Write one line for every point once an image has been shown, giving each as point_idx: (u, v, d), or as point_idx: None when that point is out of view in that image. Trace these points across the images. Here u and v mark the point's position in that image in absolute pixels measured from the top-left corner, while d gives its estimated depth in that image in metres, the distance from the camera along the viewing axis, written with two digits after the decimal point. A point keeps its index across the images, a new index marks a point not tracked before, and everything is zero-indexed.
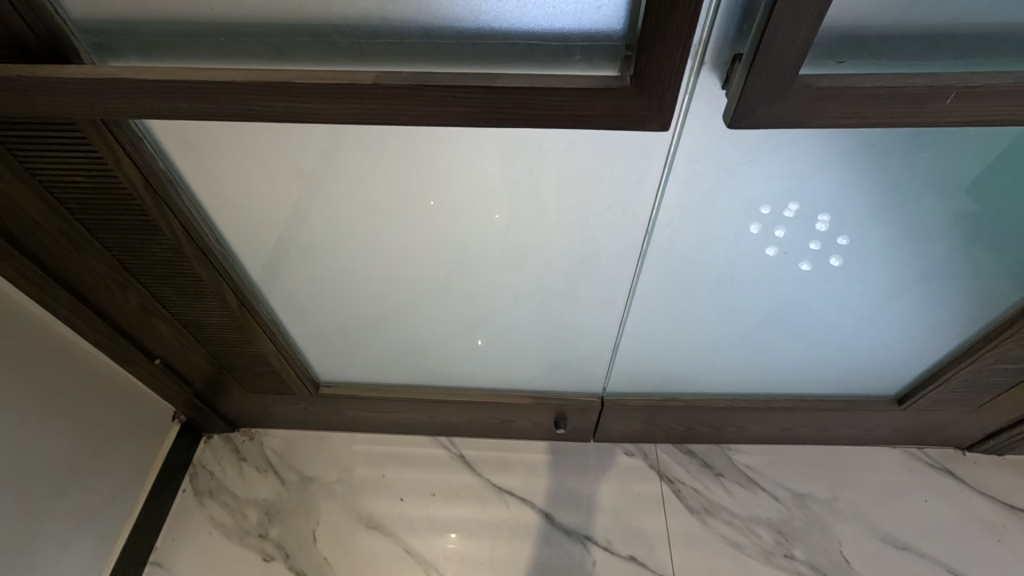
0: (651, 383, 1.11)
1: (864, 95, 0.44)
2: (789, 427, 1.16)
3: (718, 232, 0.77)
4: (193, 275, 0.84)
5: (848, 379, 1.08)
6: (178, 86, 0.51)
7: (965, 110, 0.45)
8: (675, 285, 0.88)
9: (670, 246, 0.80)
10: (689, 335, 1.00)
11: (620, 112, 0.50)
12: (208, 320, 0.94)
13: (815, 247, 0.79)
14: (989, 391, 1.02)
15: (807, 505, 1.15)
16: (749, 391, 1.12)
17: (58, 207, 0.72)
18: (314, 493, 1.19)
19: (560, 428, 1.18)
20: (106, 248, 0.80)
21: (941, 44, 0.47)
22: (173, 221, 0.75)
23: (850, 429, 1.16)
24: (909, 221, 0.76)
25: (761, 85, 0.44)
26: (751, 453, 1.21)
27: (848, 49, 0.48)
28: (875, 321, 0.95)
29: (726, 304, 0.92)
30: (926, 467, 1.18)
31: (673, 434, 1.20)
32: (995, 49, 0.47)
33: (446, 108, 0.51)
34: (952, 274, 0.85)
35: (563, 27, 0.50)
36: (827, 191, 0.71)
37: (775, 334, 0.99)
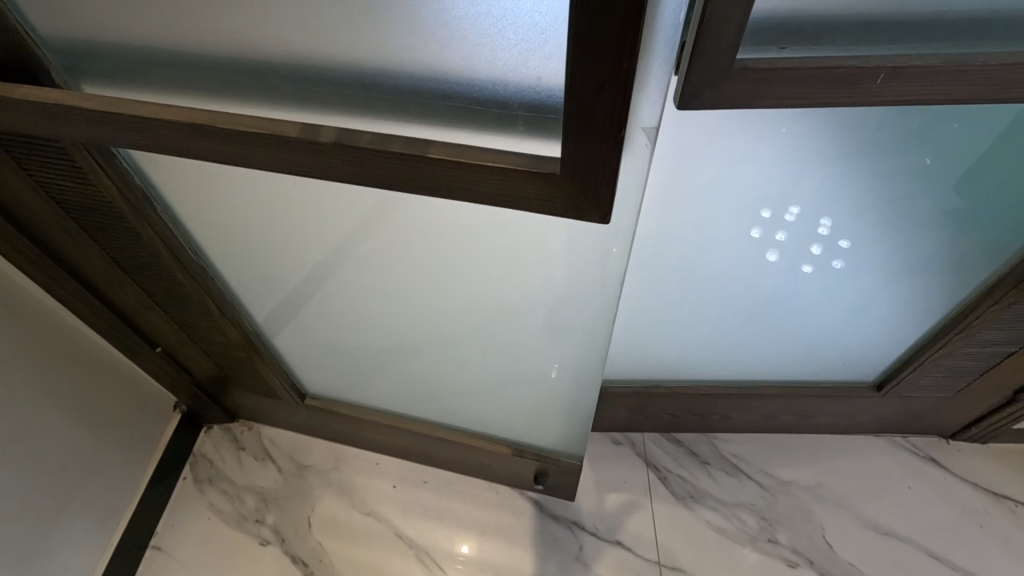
0: (633, 370, 1.13)
1: (800, 78, 0.48)
2: (774, 415, 1.18)
3: (718, 231, 0.83)
4: (178, 283, 0.89)
5: (827, 366, 1.10)
6: (141, 118, 0.55)
7: (895, 90, 0.49)
8: (671, 282, 0.93)
9: (671, 244, 0.86)
10: (685, 331, 1.04)
11: (555, 198, 0.49)
12: (196, 320, 0.97)
13: (817, 250, 0.86)
14: (965, 376, 1.04)
15: (791, 491, 1.17)
16: (732, 378, 1.14)
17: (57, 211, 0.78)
18: (309, 481, 1.22)
19: (540, 483, 1.12)
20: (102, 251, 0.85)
21: (873, 33, 0.51)
22: (150, 229, 0.79)
23: (833, 416, 1.18)
24: (893, 221, 0.81)
25: (703, 68, 0.48)
26: (737, 442, 1.23)
27: (789, 37, 0.51)
28: (860, 316, 0.99)
29: (723, 304, 0.97)
30: (910, 456, 1.20)
31: (659, 423, 1.22)
32: (923, 36, 0.51)
33: (367, 169, 0.52)
34: (930, 270, 0.89)
35: (502, 94, 0.50)
36: (813, 187, 0.76)
37: (767, 330, 1.03)
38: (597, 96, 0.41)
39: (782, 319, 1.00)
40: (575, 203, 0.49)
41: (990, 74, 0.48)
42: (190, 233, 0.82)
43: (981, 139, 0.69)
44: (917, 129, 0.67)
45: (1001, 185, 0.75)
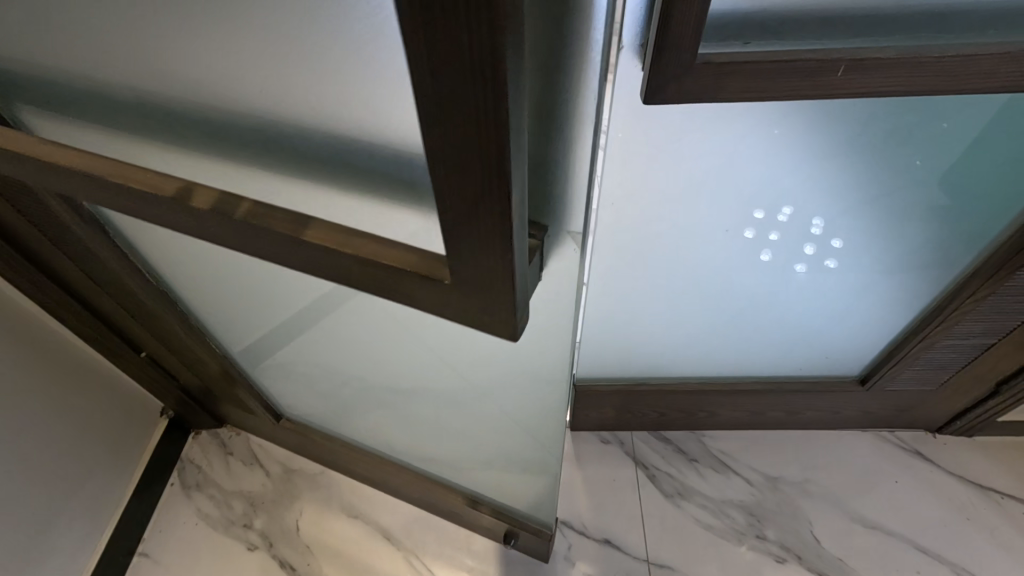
0: (619, 369, 1.13)
1: (761, 72, 0.53)
2: (760, 411, 1.19)
3: (706, 230, 0.84)
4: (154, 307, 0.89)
5: (811, 361, 1.11)
6: (67, 170, 0.53)
7: (857, 82, 0.54)
8: (661, 284, 0.94)
9: (665, 245, 0.86)
10: (673, 331, 1.04)
11: (450, 305, 0.46)
12: (171, 334, 0.97)
13: (809, 250, 0.87)
14: (947, 369, 1.04)
15: (778, 488, 1.17)
16: (718, 374, 1.14)
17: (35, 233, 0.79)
18: (297, 484, 1.22)
19: (511, 543, 1.06)
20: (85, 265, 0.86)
21: (830, 26, 0.55)
22: (114, 251, 0.79)
23: (819, 411, 1.18)
24: (883, 218, 0.83)
25: (668, 64, 0.52)
26: (724, 439, 1.24)
27: (752, 31, 0.55)
28: (849, 314, 1.01)
29: (720, 302, 0.98)
30: (897, 450, 1.20)
31: (647, 421, 1.22)
32: (876, 27, 0.55)
33: (256, 245, 0.50)
34: (911, 266, 0.91)
35: (401, 164, 0.45)
36: (799, 188, 0.77)
37: (753, 327, 1.03)
38: (474, 209, 0.36)
39: (771, 317, 1.01)
40: (472, 311, 0.45)
41: (945, 65, 0.53)
42: (155, 259, 0.82)
43: (956, 133, 0.71)
44: (894, 121, 0.69)
45: (976, 180, 0.77)
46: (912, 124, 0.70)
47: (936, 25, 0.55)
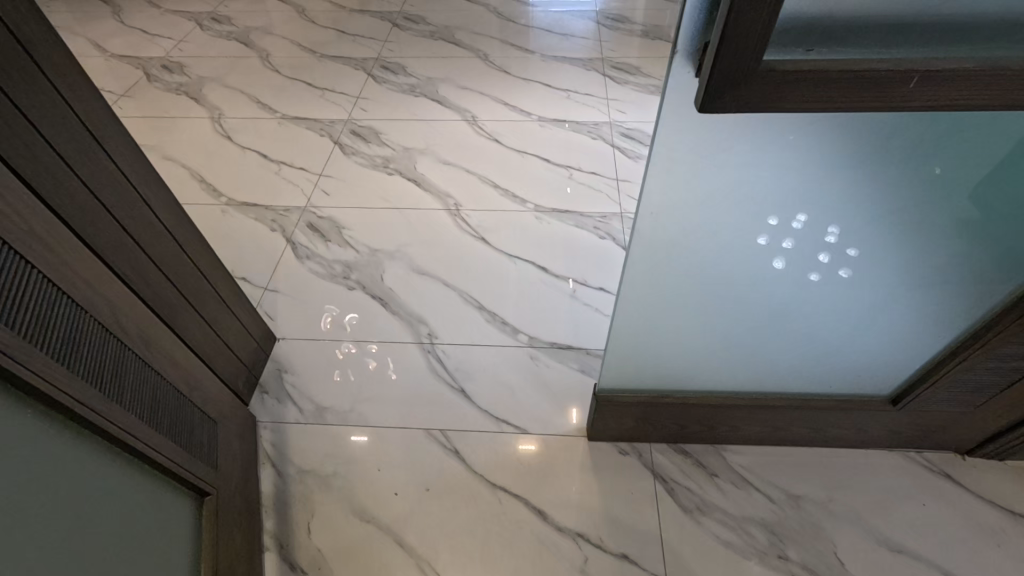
0: (643, 382, 1.10)
1: (826, 79, 0.55)
2: (784, 428, 1.15)
3: (727, 240, 0.80)
4: (162, 384, 0.90)
5: (839, 376, 1.07)
6: None
7: (924, 94, 0.56)
8: (678, 294, 0.91)
9: (685, 253, 0.83)
10: (693, 342, 1.01)
11: None
12: (180, 361, 0.97)
13: (823, 259, 0.83)
14: (985, 392, 1.01)
15: (802, 506, 1.14)
16: (743, 388, 1.11)
17: (82, 282, 0.76)
18: (311, 485, 1.20)
19: None
20: (129, 315, 0.85)
21: (897, 33, 0.54)
22: (92, 323, 0.76)
23: (846, 431, 1.15)
24: (917, 233, 0.81)
25: (726, 69, 0.54)
26: (745, 453, 1.21)
27: (816, 39, 0.54)
28: (874, 328, 0.98)
29: (741, 316, 0.95)
30: (923, 470, 1.17)
31: (667, 434, 1.19)
32: (943, 38, 0.54)
33: None
34: (939, 287, 0.89)
35: None
36: (834, 207, 0.75)
37: (770, 340, 1.00)
38: None
39: (793, 328, 0.98)
40: None
41: (1006, 77, 0.54)
42: (105, 358, 0.77)
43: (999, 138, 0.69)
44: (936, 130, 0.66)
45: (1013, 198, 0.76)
46: (955, 133, 0.67)
47: (1011, 35, 0.53)
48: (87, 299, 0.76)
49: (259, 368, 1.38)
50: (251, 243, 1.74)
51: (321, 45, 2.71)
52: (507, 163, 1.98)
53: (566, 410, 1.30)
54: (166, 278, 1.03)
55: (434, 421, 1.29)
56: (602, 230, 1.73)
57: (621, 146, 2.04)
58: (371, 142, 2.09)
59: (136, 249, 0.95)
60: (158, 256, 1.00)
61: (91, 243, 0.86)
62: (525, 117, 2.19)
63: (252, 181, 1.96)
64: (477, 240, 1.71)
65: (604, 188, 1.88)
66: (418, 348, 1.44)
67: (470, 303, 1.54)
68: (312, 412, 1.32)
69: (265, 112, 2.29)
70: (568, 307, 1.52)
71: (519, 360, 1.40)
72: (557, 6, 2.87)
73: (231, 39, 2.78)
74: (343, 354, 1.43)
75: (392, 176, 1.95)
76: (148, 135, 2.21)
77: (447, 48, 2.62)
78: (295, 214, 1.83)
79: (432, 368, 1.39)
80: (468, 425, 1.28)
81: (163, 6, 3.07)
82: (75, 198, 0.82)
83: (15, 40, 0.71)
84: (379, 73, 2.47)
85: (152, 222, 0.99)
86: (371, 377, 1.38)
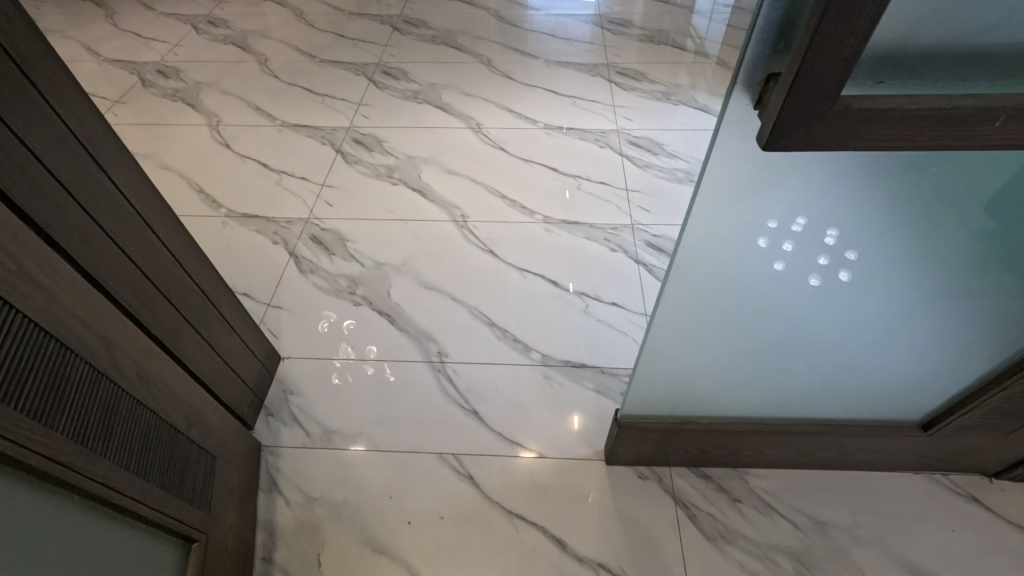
0: (668, 408, 1.07)
1: (907, 118, 0.53)
2: (809, 453, 1.12)
3: (755, 262, 0.78)
4: (157, 423, 0.85)
5: (865, 400, 1.05)
6: None
7: (1004, 133, 0.55)
8: (703, 316, 0.89)
9: (714, 275, 0.81)
10: (717, 366, 0.99)
11: None
12: (181, 394, 0.92)
13: (822, 262, 0.77)
14: (1019, 417, 0.99)
15: (828, 533, 1.11)
16: (765, 414, 1.08)
17: (82, 319, 0.71)
18: (320, 514, 1.16)
19: None
20: (127, 349, 0.80)
21: (961, 65, 0.52)
22: (83, 368, 0.71)
23: (872, 455, 1.11)
24: (961, 264, 0.80)
25: (802, 103, 0.52)
26: (768, 477, 1.17)
27: (889, 71, 0.52)
28: (891, 340, 0.94)
29: (746, 324, 0.90)
30: (950, 494, 1.14)
31: (687, 458, 1.16)
32: (1009, 71, 0.52)
33: None
34: (958, 295, 0.85)
35: None
36: (877, 236, 0.74)
37: (786, 357, 0.97)
38: None
39: (816, 349, 0.95)
40: None
41: None
42: (94, 403, 0.72)
43: None
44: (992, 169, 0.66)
45: None
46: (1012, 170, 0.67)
47: None
48: (87, 335, 0.72)
49: (264, 390, 1.33)
50: (253, 256, 1.69)
51: (320, 49, 2.65)
52: (514, 172, 1.94)
53: (582, 431, 1.27)
54: (169, 303, 0.98)
55: (446, 445, 1.25)
56: (613, 243, 1.69)
57: (630, 155, 2.00)
58: (374, 151, 2.05)
59: (140, 276, 0.90)
60: (161, 281, 0.96)
61: (92, 270, 0.81)
62: (531, 125, 2.15)
63: (253, 191, 1.91)
64: (486, 253, 1.67)
65: (613, 198, 1.84)
66: (428, 368, 1.39)
67: (480, 319, 1.50)
68: (321, 436, 1.27)
69: (264, 119, 2.24)
70: (580, 323, 1.49)
71: (532, 379, 1.36)
72: (560, 10, 2.83)
73: (228, 43, 2.72)
74: (350, 374, 1.38)
75: (396, 186, 1.90)
76: (144, 143, 2.15)
77: (449, 52, 2.58)
78: (297, 226, 1.78)
79: (443, 389, 1.35)
80: (482, 449, 1.24)
81: (157, 9, 3.01)
82: (75, 224, 0.77)
83: (10, 59, 0.67)
84: (381, 78, 2.43)
85: (154, 245, 0.94)
86: (380, 397, 1.34)
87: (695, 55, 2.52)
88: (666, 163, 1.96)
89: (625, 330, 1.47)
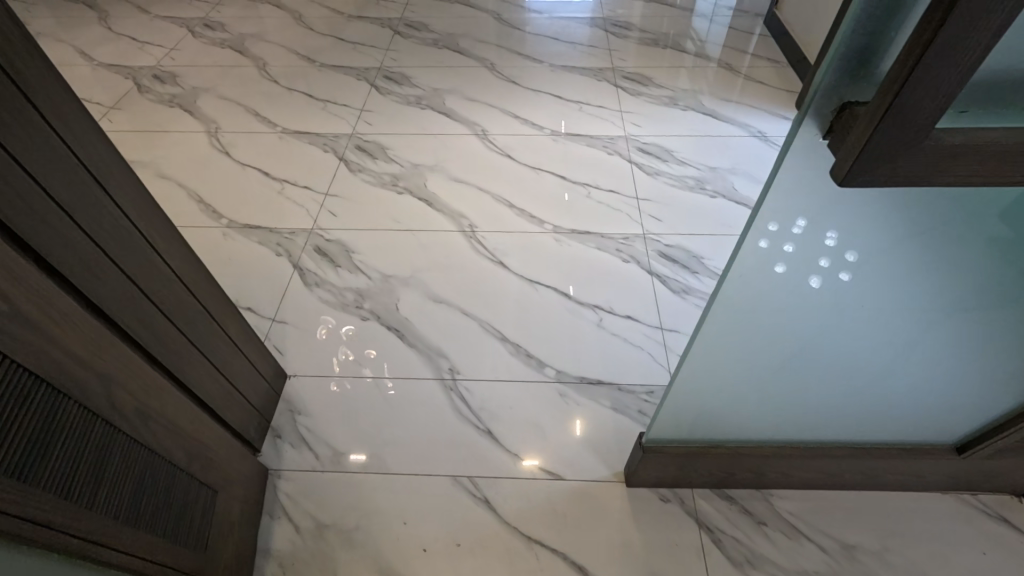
0: (696, 431, 1.05)
1: (990, 155, 0.54)
2: (837, 474, 1.09)
3: (788, 284, 0.76)
4: (157, 461, 0.79)
5: (895, 422, 1.03)
6: None
7: None
8: (732, 337, 0.87)
9: (744, 297, 0.79)
10: (745, 387, 0.97)
11: None
12: (185, 426, 0.86)
13: (823, 263, 0.73)
14: None
15: (857, 557, 1.08)
16: (793, 438, 1.06)
17: (79, 357, 0.65)
18: (331, 541, 1.12)
19: None
20: (134, 386, 0.75)
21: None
22: (78, 411, 0.65)
23: (901, 477, 1.09)
24: (1006, 293, 0.79)
25: (893, 137, 0.52)
26: (793, 499, 1.14)
27: (975, 101, 0.52)
28: (907, 352, 0.90)
29: (743, 334, 0.86)
30: (979, 515, 1.12)
31: (711, 479, 1.13)
32: None
33: None
34: (972, 308, 0.82)
35: None
36: (923, 261, 0.73)
37: (798, 369, 0.93)
38: None
39: (832, 364, 0.92)
40: None
41: None
42: (87, 449, 0.66)
43: None
44: None
45: None
46: None
47: None
48: (88, 372, 0.67)
49: (271, 410, 1.29)
50: (256, 269, 1.64)
51: (320, 53, 2.61)
52: (522, 180, 1.91)
53: (601, 452, 1.23)
54: (174, 326, 0.93)
55: (461, 467, 1.21)
56: (624, 253, 1.66)
57: (639, 162, 1.97)
58: (378, 158, 2.00)
59: (143, 300, 0.85)
60: (165, 303, 0.91)
61: (96, 300, 0.76)
62: (537, 131, 2.11)
63: (254, 201, 1.86)
64: (496, 264, 1.63)
65: (624, 207, 1.81)
66: (440, 386, 1.35)
67: (492, 333, 1.46)
68: (331, 459, 1.23)
69: (264, 126, 2.19)
70: (595, 337, 1.45)
71: (547, 397, 1.33)
72: (563, 14, 2.80)
73: (225, 47, 2.67)
74: (360, 392, 1.34)
75: (402, 195, 1.86)
76: (141, 150, 2.10)
77: (451, 56, 2.53)
78: (301, 237, 1.73)
79: (456, 409, 1.31)
80: (498, 471, 1.21)
81: (152, 12, 2.95)
82: (76, 249, 0.72)
83: (8, 78, 0.62)
84: (383, 83, 2.38)
85: (158, 266, 0.89)
86: (392, 416, 1.30)
87: (701, 59, 2.49)
88: (676, 171, 1.93)
89: (641, 344, 1.43)
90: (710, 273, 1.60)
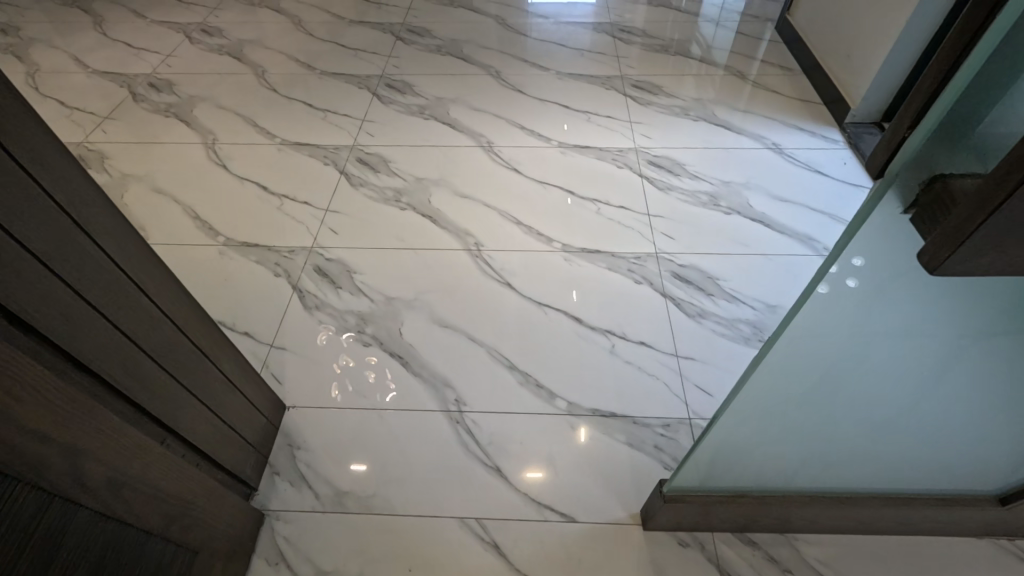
0: (724, 478, 1.00)
1: None
2: (869, 521, 1.03)
3: (817, 324, 0.69)
4: (124, 531, 0.73)
5: (929, 465, 0.98)
6: None
7: None
8: (762, 385, 0.81)
9: (777, 346, 0.73)
10: (772, 431, 0.92)
11: None
12: (168, 487, 0.80)
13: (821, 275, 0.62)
14: None
15: None
16: (828, 488, 1.00)
17: (42, 434, 0.59)
18: None
19: None
20: (111, 453, 0.69)
21: None
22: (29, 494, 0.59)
23: (936, 524, 1.04)
24: None
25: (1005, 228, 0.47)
26: (821, 544, 1.08)
27: None
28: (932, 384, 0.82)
29: (757, 380, 0.80)
30: (1019, 562, 1.05)
31: (733, 524, 1.07)
32: None
33: None
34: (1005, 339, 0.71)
35: None
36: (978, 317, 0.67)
37: (813, 400, 0.86)
38: None
39: (853, 398, 0.85)
40: None
41: None
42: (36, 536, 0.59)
43: None
44: None
45: None
46: None
47: None
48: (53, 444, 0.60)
49: (268, 446, 1.23)
50: (253, 290, 1.58)
51: (320, 61, 2.54)
52: (528, 196, 1.85)
53: (615, 491, 1.17)
54: (165, 370, 0.87)
55: (468, 508, 1.15)
56: (637, 273, 1.60)
57: (649, 176, 1.91)
58: (380, 172, 1.94)
59: (132, 347, 0.80)
60: (155, 347, 0.85)
61: (78, 352, 0.70)
62: (544, 143, 2.05)
63: (251, 217, 1.80)
64: (502, 286, 1.57)
65: (635, 225, 1.74)
66: (446, 419, 1.29)
67: (500, 361, 1.40)
68: (332, 498, 1.17)
69: (263, 137, 2.13)
70: (607, 365, 1.39)
71: (558, 431, 1.27)
72: (569, 19, 2.73)
73: (223, 53, 2.60)
74: (362, 425, 1.28)
75: (405, 211, 1.80)
76: (136, 163, 2.03)
77: (455, 63, 2.47)
78: (300, 256, 1.67)
79: (463, 443, 1.25)
80: (507, 512, 1.15)
81: (149, 16, 2.88)
82: (58, 303, 0.67)
83: None
84: (385, 92, 2.32)
85: (147, 309, 0.83)
86: (396, 452, 1.24)
87: (711, 66, 2.42)
88: (688, 185, 1.86)
89: (656, 373, 1.37)
90: (726, 295, 1.54)
